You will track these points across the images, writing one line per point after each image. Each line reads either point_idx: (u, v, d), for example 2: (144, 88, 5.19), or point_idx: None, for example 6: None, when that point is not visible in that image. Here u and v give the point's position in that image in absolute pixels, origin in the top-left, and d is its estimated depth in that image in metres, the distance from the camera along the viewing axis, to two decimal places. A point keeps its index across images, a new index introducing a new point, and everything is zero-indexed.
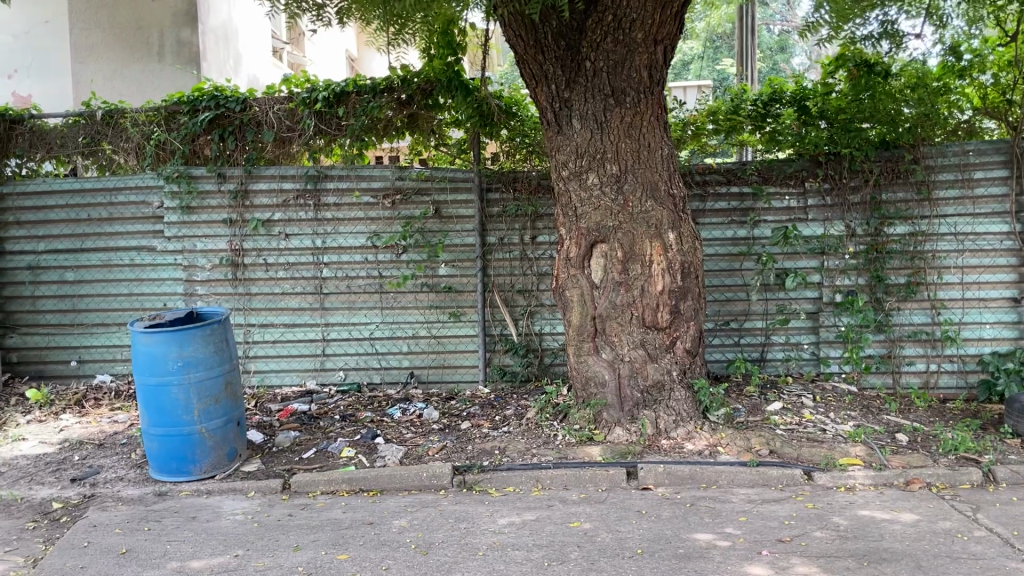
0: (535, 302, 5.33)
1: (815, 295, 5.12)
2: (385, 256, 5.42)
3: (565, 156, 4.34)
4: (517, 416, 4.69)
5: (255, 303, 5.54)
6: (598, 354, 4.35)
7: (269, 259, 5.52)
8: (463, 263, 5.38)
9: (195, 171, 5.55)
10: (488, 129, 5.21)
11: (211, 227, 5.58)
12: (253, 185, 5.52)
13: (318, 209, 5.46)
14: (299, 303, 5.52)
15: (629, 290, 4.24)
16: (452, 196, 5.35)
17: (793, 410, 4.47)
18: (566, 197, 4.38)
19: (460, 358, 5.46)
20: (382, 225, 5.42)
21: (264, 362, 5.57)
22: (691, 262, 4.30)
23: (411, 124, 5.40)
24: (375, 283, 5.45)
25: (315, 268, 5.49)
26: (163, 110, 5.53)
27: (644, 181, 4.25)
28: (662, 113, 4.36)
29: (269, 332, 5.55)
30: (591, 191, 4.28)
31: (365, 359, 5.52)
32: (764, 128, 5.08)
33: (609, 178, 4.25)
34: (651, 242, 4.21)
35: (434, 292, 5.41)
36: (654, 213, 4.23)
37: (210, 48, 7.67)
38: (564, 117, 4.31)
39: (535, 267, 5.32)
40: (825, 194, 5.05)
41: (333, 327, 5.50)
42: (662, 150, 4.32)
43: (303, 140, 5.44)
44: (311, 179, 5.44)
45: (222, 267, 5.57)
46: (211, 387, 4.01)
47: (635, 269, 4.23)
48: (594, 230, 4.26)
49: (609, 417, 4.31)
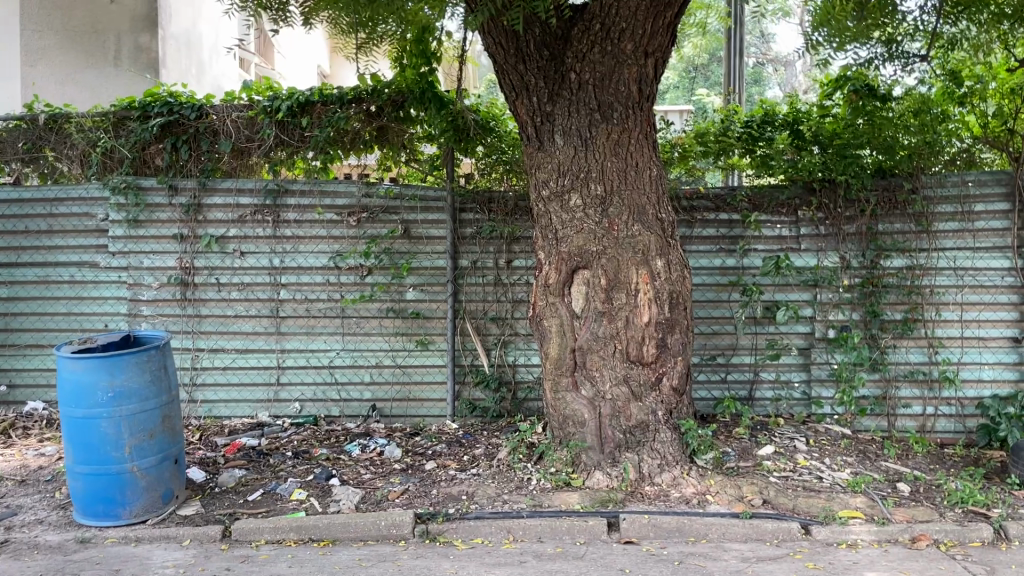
0: (509, 331, 4.96)
1: (807, 329, 4.81)
2: (348, 278, 5.03)
3: (546, 174, 4.00)
4: (488, 455, 4.30)
5: (205, 325, 5.12)
6: (577, 391, 3.98)
7: (222, 279, 5.11)
8: (432, 287, 5.00)
9: (144, 182, 5.13)
10: (463, 144, 4.85)
11: (160, 242, 5.16)
12: (208, 199, 5.13)
13: (277, 226, 5.08)
14: (254, 327, 5.10)
15: (612, 321, 3.90)
16: (422, 216, 4.99)
17: (786, 455, 4.13)
18: (546, 219, 4.04)
19: (426, 390, 5.05)
20: (346, 245, 5.04)
21: (214, 391, 5.13)
22: (680, 292, 3.97)
23: (380, 137, 5.04)
24: (337, 307, 5.05)
25: (272, 290, 5.08)
26: (112, 115, 5.12)
27: (630, 204, 3.92)
28: (651, 131, 4.04)
29: (219, 358, 5.12)
30: (573, 213, 3.95)
31: (323, 390, 5.09)
32: (755, 152, 4.80)
33: (594, 199, 3.92)
34: (638, 269, 3.87)
35: (400, 318, 5.02)
36: (641, 238, 3.90)
37: (171, 54, 7.27)
38: (546, 133, 3.98)
39: (510, 293, 4.96)
40: (819, 223, 4.77)
41: (290, 353, 5.09)
42: (651, 171, 4.00)
43: (262, 151, 5.06)
44: (272, 194, 5.07)
45: (170, 286, 5.13)
46: (146, 421, 3.58)
47: (620, 298, 3.89)
48: (575, 255, 3.92)
49: (588, 460, 3.95)
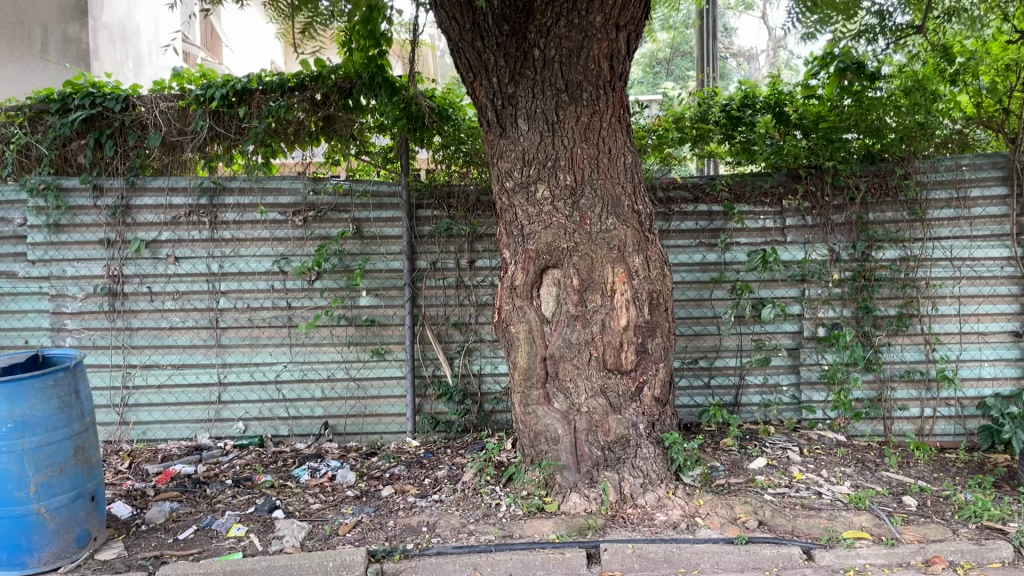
0: (474, 337, 4.54)
1: (795, 328, 4.46)
2: (294, 283, 4.57)
3: (509, 163, 3.59)
4: (452, 477, 3.87)
5: (137, 339, 4.63)
6: (550, 404, 3.59)
7: (154, 287, 4.62)
8: (388, 292, 4.56)
9: (65, 182, 4.62)
10: (419, 134, 4.45)
11: (85, 248, 4.65)
12: (137, 200, 4.64)
13: (214, 228, 4.61)
14: (191, 340, 4.62)
15: (587, 326, 3.51)
16: (375, 214, 4.56)
17: (780, 468, 3.76)
18: (510, 214, 3.64)
19: (384, 405, 4.60)
20: (292, 247, 4.59)
21: (148, 412, 4.64)
22: (661, 291, 3.58)
23: (327, 128, 4.59)
24: (283, 316, 4.59)
25: (210, 298, 4.60)
26: (27, 109, 4.59)
27: (604, 195, 3.52)
28: (625, 114, 3.64)
29: (153, 375, 4.63)
30: (540, 206, 3.54)
31: (269, 408, 4.62)
32: (735, 138, 4.47)
33: (563, 190, 3.52)
34: (613, 268, 3.49)
35: (353, 326, 4.56)
36: (616, 232, 3.51)
37: (103, 46, 6.72)
38: (509, 117, 3.57)
39: (473, 295, 4.54)
40: (805, 213, 4.41)
41: (232, 368, 4.62)
42: (625, 158, 3.60)
43: (196, 145, 4.59)
44: (208, 193, 4.60)
45: (97, 297, 4.62)
46: (55, 455, 3.08)
47: (594, 300, 3.50)
48: (544, 253, 3.52)
49: (563, 481, 3.54)
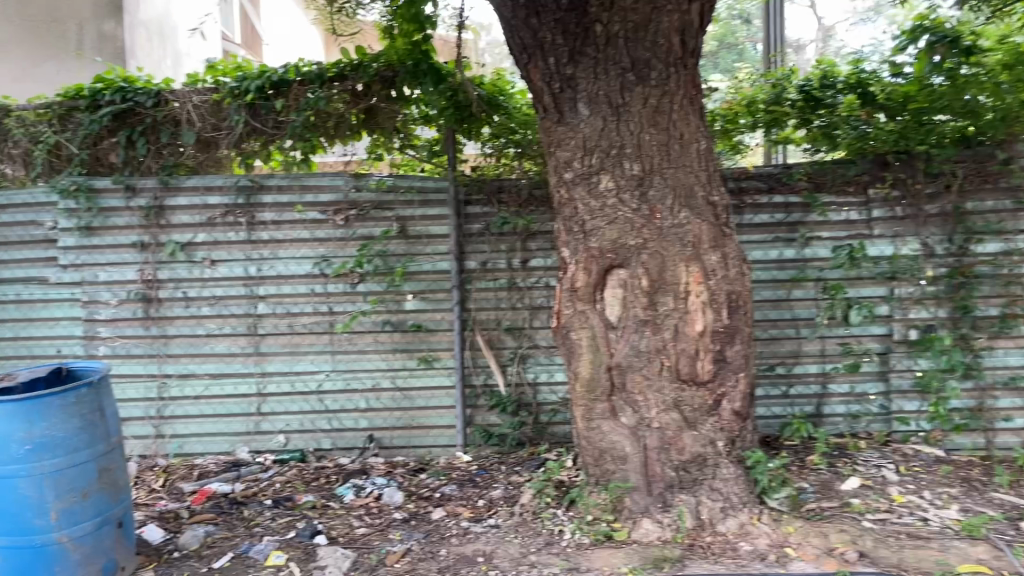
0: (528, 343, 4.20)
1: (884, 331, 4.03)
2: (336, 286, 4.28)
3: (569, 153, 3.24)
4: (508, 498, 3.54)
5: (172, 348, 4.38)
6: (616, 418, 3.24)
7: (189, 293, 4.37)
8: (435, 295, 4.25)
9: (97, 183, 4.40)
10: (467, 125, 4.12)
11: (118, 252, 4.42)
12: (170, 200, 4.38)
13: (252, 229, 4.34)
14: (229, 348, 4.36)
15: (657, 333, 3.14)
16: (420, 211, 4.24)
17: (877, 490, 3.36)
18: (569, 209, 3.29)
19: (432, 417, 4.27)
20: (333, 248, 4.30)
21: (185, 425, 4.38)
22: (740, 292, 3.20)
23: (369, 120, 4.29)
24: (325, 321, 4.30)
25: (248, 303, 4.34)
26: (57, 106, 4.38)
27: (675, 185, 3.15)
28: (697, 94, 3.25)
29: (190, 386, 4.37)
30: (603, 200, 3.18)
31: (311, 420, 4.33)
32: (814, 122, 4.05)
33: (629, 181, 3.15)
34: (687, 267, 3.12)
35: (398, 332, 4.26)
36: (690, 227, 3.13)
37: (140, 44, 6.53)
38: (568, 102, 3.22)
39: (526, 298, 4.20)
40: (894, 203, 3.98)
41: (272, 377, 4.34)
42: (698, 144, 3.22)
43: (232, 142, 4.34)
44: (245, 192, 4.33)
45: (131, 303, 4.39)
46: (78, 478, 2.83)
47: (666, 303, 3.13)
48: (608, 252, 3.17)
49: (633, 505, 3.20)
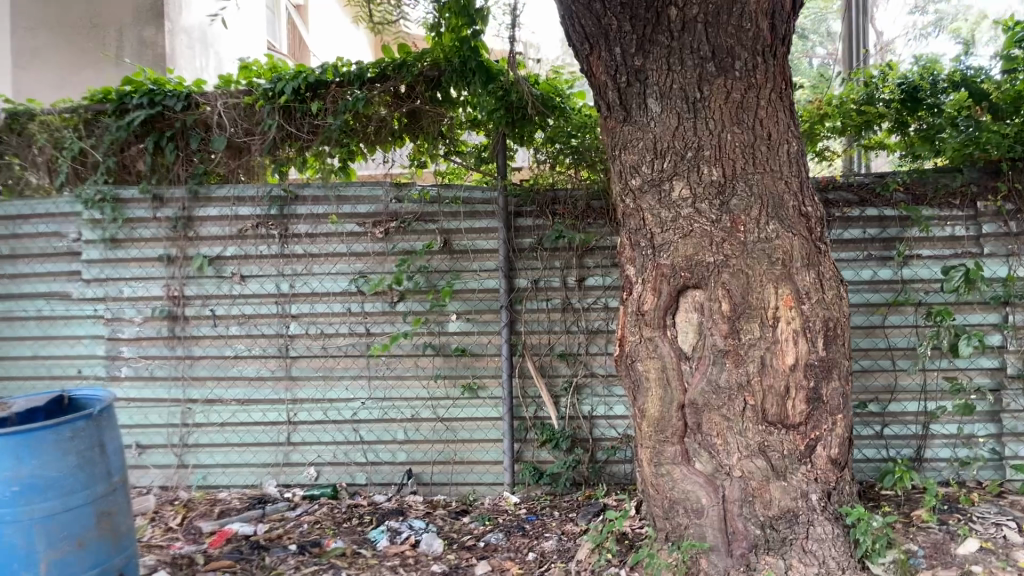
0: (584, 371, 3.76)
1: (995, 364, 3.51)
2: (374, 305, 3.91)
3: (636, 156, 2.82)
4: (562, 551, 3.10)
5: (198, 370, 4.05)
6: (689, 464, 2.80)
7: (217, 310, 4.04)
8: (481, 316, 3.84)
9: (123, 192, 4.11)
10: (519, 129, 3.73)
11: (144, 266, 4.12)
12: (200, 211, 4.08)
13: (284, 242, 3.99)
14: (259, 371, 4.00)
15: (740, 365, 2.69)
16: (466, 224, 3.86)
17: (1000, 554, 2.84)
18: (636, 221, 2.86)
19: (477, 452, 3.85)
20: (371, 264, 3.94)
21: (209, 454, 4.03)
22: (838, 319, 2.73)
23: (412, 125, 3.93)
24: (361, 343, 3.92)
25: (279, 323, 3.99)
26: (83, 110, 4.12)
27: (762, 193, 2.70)
28: (787, 88, 2.81)
29: (216, 412, 4.03)
30: (676, 210, 2.75)
31: (344, 452, 3.93)
32: (913, 126, 3.58)
33: (708, 188, 2.71)
34: (776, 289, 2.65)
35: (441, 357, 3.85)
36: (780, 242, 2.68)
37: (180, 51, 6.29)
38: (635, 97, 2.80)
39: (582, 321, 3.77)
40: (1008, 217, 3.48)
41: (303, 405, 3.97)
42: (788, 145, 2.77)
43: (264, 149, 3.99)
44: (279, 202, 3.99)
45: (155, 321, 4.08)
46: (71, 524, 2.48)
47: (750, 330, 2.67)
48: (682, 270, 2.73)
49: (710, 567, 2.75)
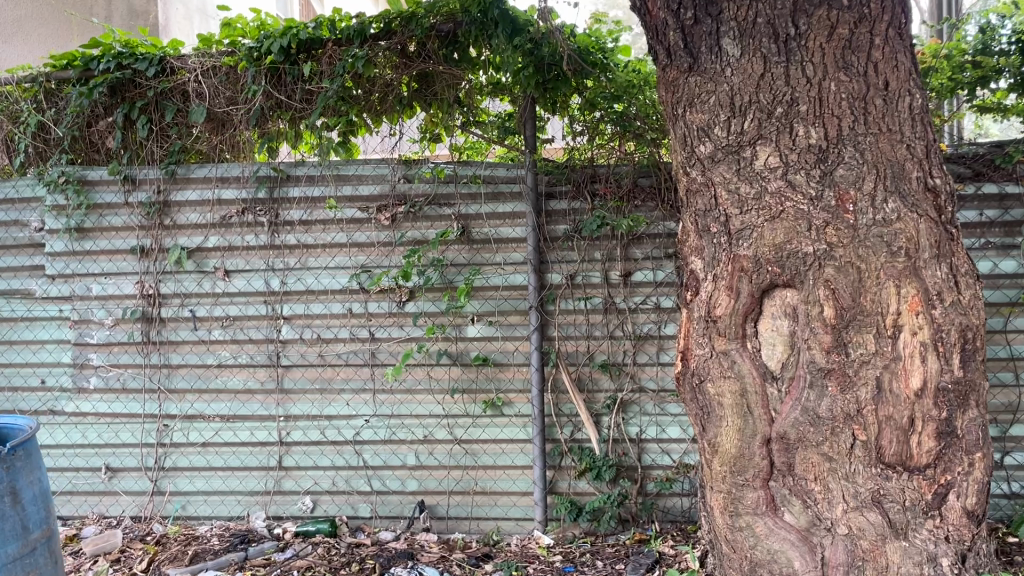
0: (630, 385, 3.14)
1: None
2: (379, 305, 3.29)
3: (706, 115, 2.16)
4: None
5: (177, 381, 3.45)
6: (776, 515, 2.16)
7: (197, 311, 3.45)
8: (507, 318, 3.21)
9: (91, 173, 3.53)
10: (551, 93, 3.09)
11: (114, 259, 3.53)
12: (178, 194, 3.49)
13: (274, 231, 3.39)
14: (246, 383, 3.40)
15: (846, 390, 2.03)
16: (488, 208, 3.23)
17: None
18: (704, 200, 2.21)
19: (501, 480, 3.22)
20: (376, 257, 3.32)
21: (189, 479, 3.43)
22: (979, 326, 2.05)
23: (424, 90, 3.28)
24: (364, 351, 3.31)
25: (270, 326, 3.38)
26: (42, 78, 3.53)
27: (878, 161, 2.03)
28: (907, 23, 2.13)
29: (198, 430, 3.43)
30: (760, 185, 2.10)
31: (345, 479, 3.32)
32: None
33: (803, 155, 2.05)
34: (898, 288, 1.99)
35: (459, 367, 3.23)
36: (902, 225, 2.00)
37: (177, 21, 5.71)
38: (705, 38, 2.14)
39: (628, 325, 3.14)
40: None
41: (298, 423, 3.36)
42: (910, 97, 2.10)
43: (251, 122, 3.38)
44: (268, 184, 3.40)
45: (128, 324, 3.49)
46: None
47: (862, 343, 2.01)
48: (769, 264, 2.09)
49: None
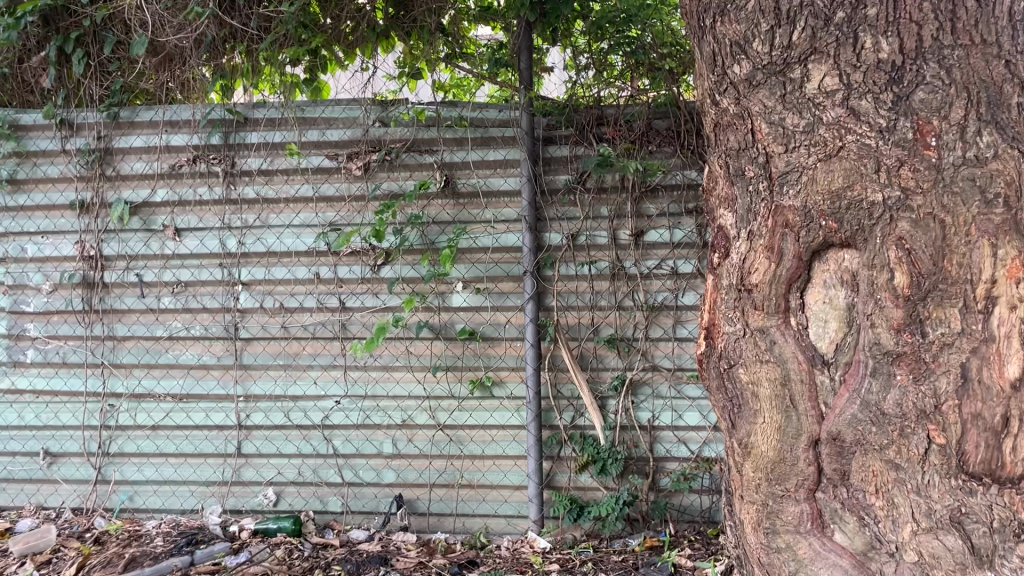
0: (641, 363, 2.69)
1: None
2: (351, 270, 2.84)
3: (740, 23, 1.59)
4: None
5: (124, 356, 3.02)
6: (825, 535, 1.71)
7: (145, 276, 3.00)
8: (498, 286, 2.75)
9: (23, 117, 3.06)
10: (549, 18, 2.62)
11: (52, 215, 3.07)
12: (121, 141, 3.02)
13: (231, 183, 2.93)
14: (201, 358, 2.97)
15: (921, 380, 1.52)
16: (476, 155, 2.76)
17: None
18: (739, 136, 1.69)
19: (491, 473, 2.80)
20: (346, 213, 2.87)
21: (138, 467, 3.02)
22: None
23: (401, 16, 2.79)
24: (334, 323, 2.86)
25: (226, 293, 2.94)
26: None
27: (971, 81, 1.44)
28: None
29: (147, 411, 3.01)
30: (812, 115, 1.54)
31: (312, 468, 2.89)
32: None
33: (871, 73, 1.47)
34: (995, 249, 1.45)
35: (443, 342, 2.79)
36: (1004, 165, 1.44)
37: None
38: None
39: (640, 293, 2.68)
40: None
41: (259, 404, 2.93)
42: None
43: (202, 53, 2.93)
44: (222, 128, 2.93)
45: (68, 290, 3.04)
46: None
47: (945, 321, 1.49)
48: (822, 217, 1.58)
49: None
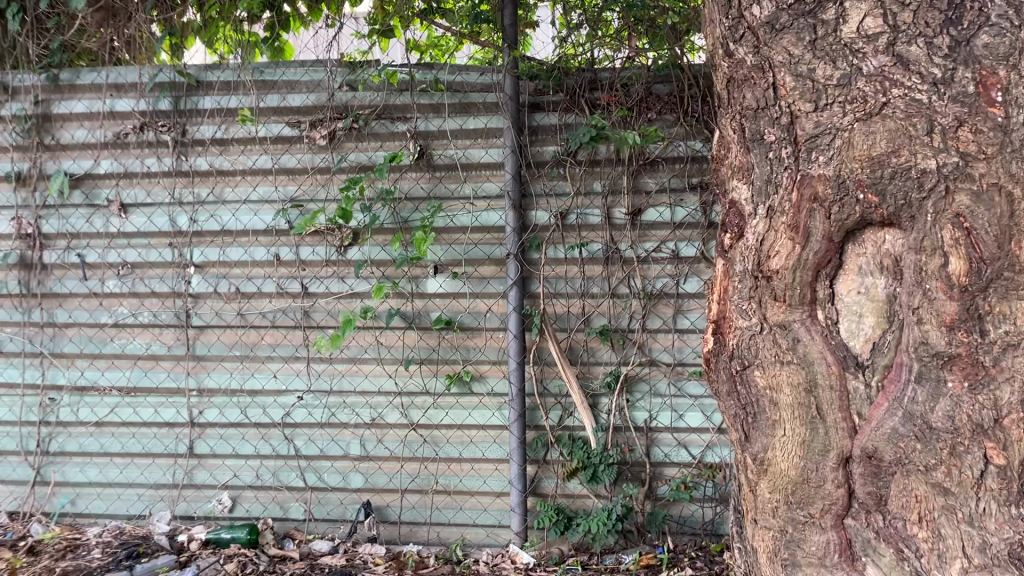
0: (637, 357, 2.41)
1: None
2: (315, 251, 2.55)
3: None
4: None
5: (65, 345, 2.73)
6: (856, 569, 1.43)
7: (87, 256, 2.70)
8: (479, 270, 2.46)
9: None
10: None
11: None
12: (61, 106, 2.71)
13: (182, 154, 2.63)
14: (150, 347, 2.67)
15: (979, 388, 1.18)
16: (455, 123, 2.46)
17: None
18: (757, 93, 1.33)
19: (469, 478, 2.52)
20: (309, 187, 2.57)
21: (81, 467, 2.73)
22: None
23: None
24: (295, 310, 2.58)
25: (176, 275, 2.64)
26: None
27: None
28: None
29: (91, 406, 2.72)
30: (848, 65, 1.20)
31: (272, 471, 2.62)
32: None
33: (924, 13, 1.14)
34: None
35: (417, 332, 2.50)
36: None
37: None
38: None
39: (637, 279, 2.40)
40: None
41: (214, 400, 2.65)
42: None
43: (149, 7, 2.63)
44: (171, 92, 2.63)
45: (4, 271, 2.74)
46: None
47: (1014, 321, 1.14)
48: (859, 190, 1.23)
49: None
